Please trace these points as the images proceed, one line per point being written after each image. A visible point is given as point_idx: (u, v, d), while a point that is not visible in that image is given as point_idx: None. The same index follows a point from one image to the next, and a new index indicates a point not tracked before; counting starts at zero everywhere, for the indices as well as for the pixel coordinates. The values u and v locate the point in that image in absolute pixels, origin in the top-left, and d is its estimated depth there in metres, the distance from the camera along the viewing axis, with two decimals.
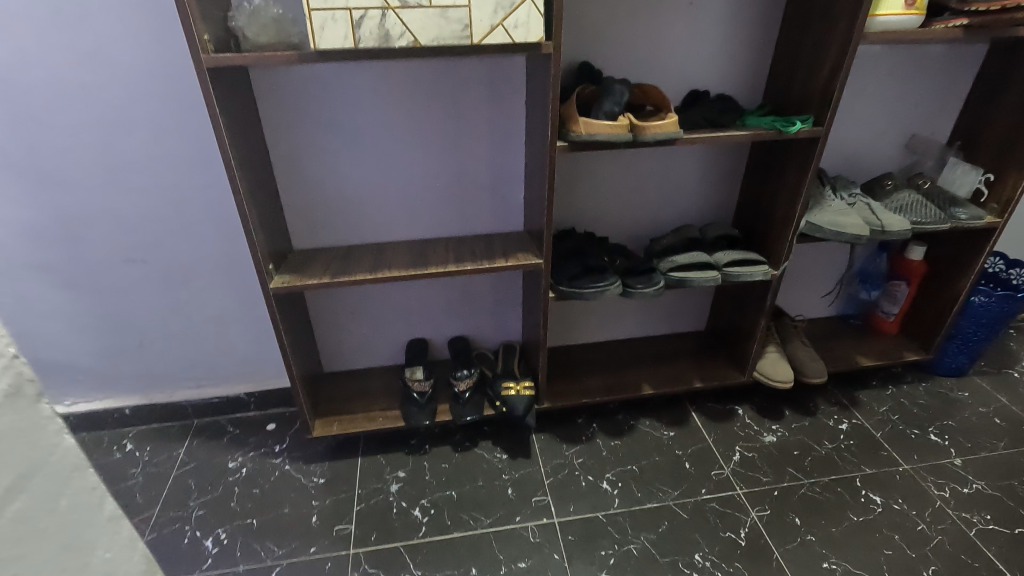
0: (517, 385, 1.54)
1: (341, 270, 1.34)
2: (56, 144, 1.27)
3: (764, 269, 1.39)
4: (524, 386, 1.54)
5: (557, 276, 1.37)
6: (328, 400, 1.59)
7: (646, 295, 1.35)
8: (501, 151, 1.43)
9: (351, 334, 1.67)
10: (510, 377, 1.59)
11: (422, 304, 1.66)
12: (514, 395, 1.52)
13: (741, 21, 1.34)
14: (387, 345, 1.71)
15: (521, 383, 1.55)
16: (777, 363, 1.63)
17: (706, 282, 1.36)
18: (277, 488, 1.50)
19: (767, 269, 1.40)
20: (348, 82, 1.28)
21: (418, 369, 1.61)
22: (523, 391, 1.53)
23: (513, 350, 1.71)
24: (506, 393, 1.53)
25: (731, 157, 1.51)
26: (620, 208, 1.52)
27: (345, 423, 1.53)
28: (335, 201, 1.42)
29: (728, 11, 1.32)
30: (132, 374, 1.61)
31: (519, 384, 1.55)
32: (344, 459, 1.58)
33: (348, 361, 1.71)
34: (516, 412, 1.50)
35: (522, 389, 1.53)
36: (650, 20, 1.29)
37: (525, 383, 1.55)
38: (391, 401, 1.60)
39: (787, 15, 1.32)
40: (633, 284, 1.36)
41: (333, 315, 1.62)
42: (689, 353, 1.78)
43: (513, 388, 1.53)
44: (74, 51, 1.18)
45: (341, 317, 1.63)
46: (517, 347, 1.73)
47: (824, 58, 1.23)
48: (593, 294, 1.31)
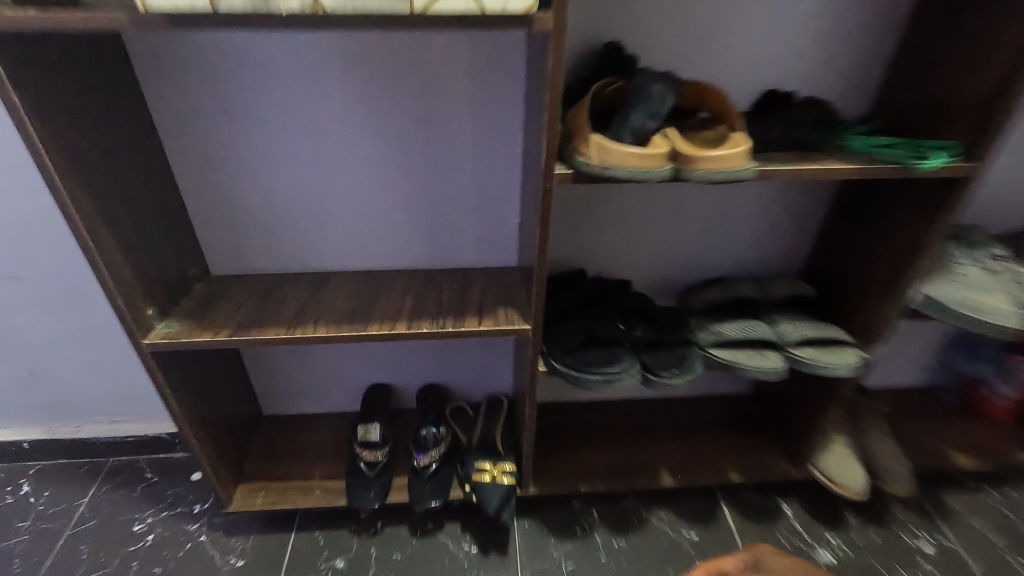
0: (492, 468, 1.19)
1: (255, 316, 0.97)
2: None
3: (853, 360, 0.96)
4: (501, 471, 1.18)
5: (546, 347, 0.98)
6: (259, 458, 1.27)
7: (674, 387, 0.94)
8: (489, 159, 1.03)
9: (294, 375, 1.32)
10: (486, 452, 1.24)
11: (385, 348, 1.30)
12: (488, 482, 1.17)
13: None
14: (341, 390, 1.36)
15: (499, 466, 1.19)
16: (846, 463, 1.23)
17: (763, 373, 0.95)
18: (184, 568, 1.19)
19: (857, 358, 0.97)
20: (269, 57, 0.90)
21: (373, 430, 1.27)
22: (500, 478, 1.17)
23: (498, 410, 1.34)
24: (477, 478, 1.18)
25: (813, 185, 1.07)
26: (650, 246, 1.11)
27: (271, 495, 1.20)
28: (260, 215, 1.06)
29: None
30: (28, 405, 1.32)
31: (495, 466, 1.20)
32: (273, 534, 1.26)
33: (292, 404, 1.37)
34: (488, 509, 1.15)
35: (498, 476, 1.18)
36: None
37: (503, 465, 1.19)
38: (337, 466, 1.26)
39: None
40: (652, 368, 0.95)
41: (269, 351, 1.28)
42: (725, 429, 1.38)
43: (488, 473, 1.18)
44: None
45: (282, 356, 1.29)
46: (503, 404, 1.36)
47: (994, 52, 0.77)
48: (598, 384, 0.91)
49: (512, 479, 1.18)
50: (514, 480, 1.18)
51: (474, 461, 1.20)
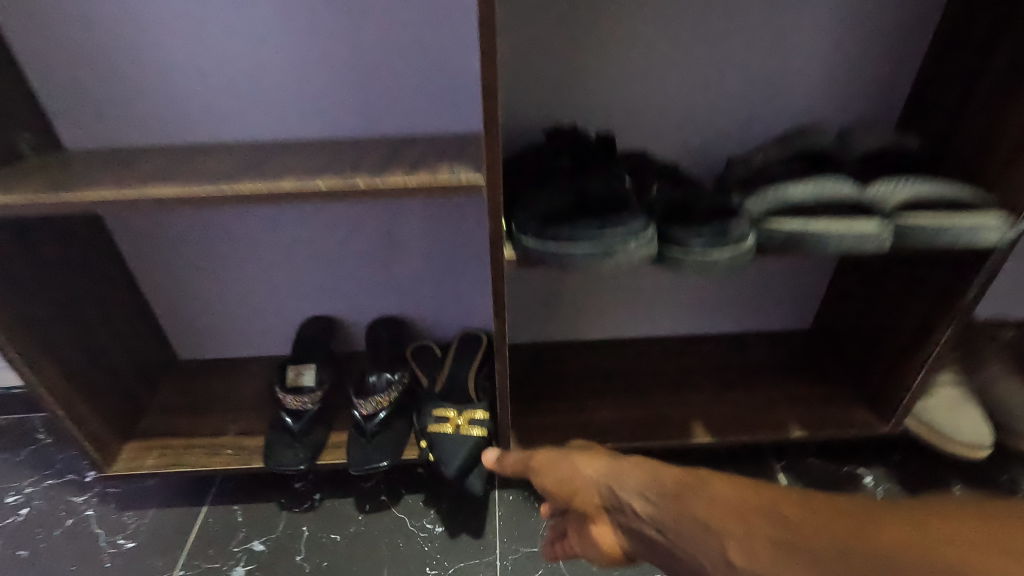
0: (456, 417, 0.88)
1: (82, 181, 0.66)
2: None
3: (988, 219, 0.61)
4: (468, 423, 0.87)
5: (518, 207, 0.65)
6: (161, 411, 0.98)
7: (714, 266, 0.61)
8: None
9: (205, 305, 1.00)
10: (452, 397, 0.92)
11: (321, 245, 0.94)
12: (449, 436, 0.86)
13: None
14: (270, 326, 1.04)
15: (465, 414, 0.87)
16: (957, 411, 0.88)
17: (844, 243, 0.62)
18: (57, 552, 0.91)
19: (998, 219, 0.62)
20: None
21: (306, 372, 0.97)
22: (466, 431, 0.86)
23: (476, 347, 1.01)
24: (435, 431, 0.87)
25: None
26: (672, 86, 0.77)
27: (167, 456, 0.91)
28: (114, 52, 0.76)
29: None
30: None
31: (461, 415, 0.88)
32: (178, 508, 0.97)
33: (211, 346, 1.06)
34: (446, 472, 0.84)
35: (463, 428, 0.86)
36: None
37: (472, 414, 0.87)
38: (259, 420, 0.96)
39: None
40: (681, 236, 0.61)
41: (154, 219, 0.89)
42: (779, 372, 1.03)
43: (450, 424, 0.87)
44: None
45: (173, 229, 0.91)
46: (483, 341, 1.02)
47: None
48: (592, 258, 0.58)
49: (482, 432, 0.87)
50: (486, 434, 0.87)
51: (432, 410, 0.89)
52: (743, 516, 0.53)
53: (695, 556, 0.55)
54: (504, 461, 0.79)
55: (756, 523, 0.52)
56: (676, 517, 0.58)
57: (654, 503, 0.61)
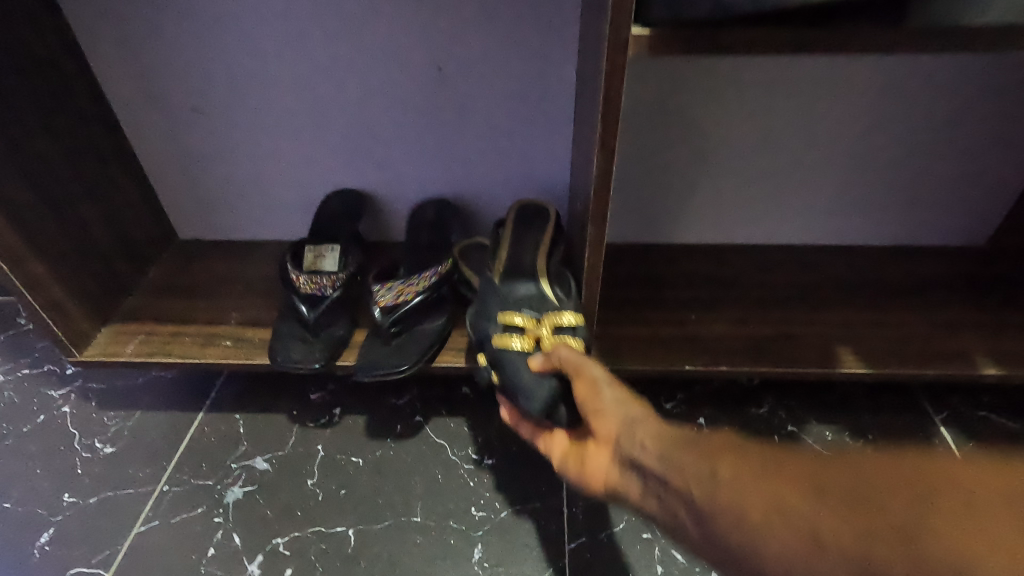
0: (529, 327, 0.60)
1: None
2: None
3: None
4: (554, 335, 0.59)
5: None
6: (153, 294, 0.79)
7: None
8: None
9: (206, 160, 0.81)
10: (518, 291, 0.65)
11: (354, 74, 0.71)
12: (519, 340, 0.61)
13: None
14: (287, 195, 0.83)
15: (549, 322, 0.60)
16: None
17: None
18: (23, 452, 0.74)
19: None
20: None
21: (329, 256, 0.76)
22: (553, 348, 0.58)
23: (541, 223, 0.72)
24: (507, 353, 0.59)
25: None
26: None
27: (151, 344, 0.72)
28: None
29: None
30: None
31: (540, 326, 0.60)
32: (169, 411, 0.78)
33: (217, 221, 0.87)
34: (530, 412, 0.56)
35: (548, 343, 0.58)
36: None
37: (557, 321, 0.60)
38: (267, 310, 0.76)
39: None
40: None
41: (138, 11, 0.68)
42: (951, 292, 0.76)
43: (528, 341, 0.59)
44: None
45: (161, 24, 0.69)
46: (547, 216, 0.73)
47: None
48: None
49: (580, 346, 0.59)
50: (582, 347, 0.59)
51: (499, 316, 0.62)
52: (745, 450, 0.45)
53: (687, 480, 0.45)
54: (550, 353, 0.55)
55: (749, 459, 0.44)
56: (687, 449, 0.46)
57: (665, 437, 0.48)
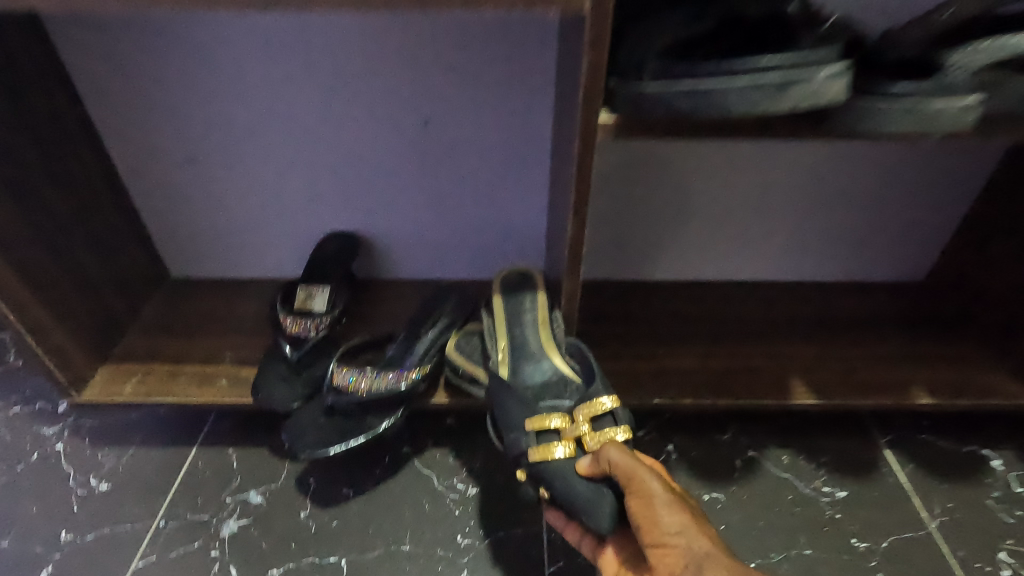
0: (565, 424, 0.61)
1: None
2: None
3: None
4: (593, 429, 0.60)
5: (627, 40, 0.45)
6: (147, 333, 0.82)
7: (933, 124, 0.42)
8: None
9: (199, 206, 0.84)
10: (533, 377, 0.69)
11: (343, 128, 0.76)
12: (520, 405, 0.63)
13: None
14: (277, 236, 0.87)
15: (584, 416, 0.61)
16: None
17: None
18: (17, 491, 0.76)
19: None
20: None
21: (318, 296, 0.80)
22: (598, 443, 0.59)
23: (530, 294, 0.75)
24: (552, 463, 0.59)
25: None
26: None
27: (147, 384, 0.75)
28: None
29: None
30: None
31: (575, 422, 0.61)
32: (162, 447, 0.81)
33: (209, 260, 0.90)
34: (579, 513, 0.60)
35: (590, 440, 0.60)
36: None
37: (592, 413, 0.61)
38: (260, 349, 0.80)
39: None
40: (879, 81, 0.44)
41: (139, 70, 0.72)
42: (892, 325, 0.83)
43: (569, 443, 0.60)
44: None
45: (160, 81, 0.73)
46: (532, 287, 0.76)
47: None
48: (759, 88, 0.39)
49: (626, 431, 0.60)
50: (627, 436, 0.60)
51: (528, 424, 0.61)
52: None
53: None
54: (599, 458, 0.56)
55: None
56: None
57: None
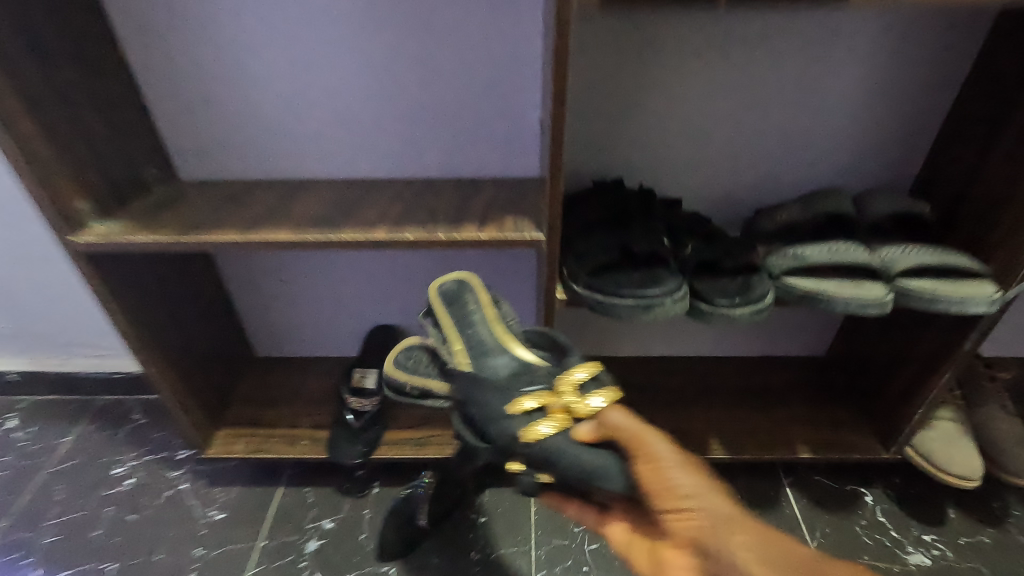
0: (552, 396, 0.63)
1: (207, 219, 0.79)
2: None
3: (962, 261, 0.73)
4: (580, 396, 0.62)
5: (569, 259, 0.76)
6: (245, 402, 1.13)
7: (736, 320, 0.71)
8: (502, 35, 0.82)
9: (283, 311, 1.15)
10: (500, 369, 0.67)
11: (389, 259, 1.07)
12: (498, 395, 0.64)
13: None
14: (337, 328, 1.18)
15: (572, 383, 0.63)
16: (955, 443, 0.96)
17: (869, 306, 0.70)
18: (159, 518, 1.07)
19: (972, 263, 0.73)
20: None
21: (370, 376, 1.09)
22: (586, 408, 0.61)
23: (472, 294, 0.75)
24: (545, 442, 0.59)
25: (932, 79, 0.80)
26: (718, 140, 0.85)
27: (252, 443, 1.05)
28: (224, 102, 0.88)
29: None
30: (13, 334, 1.22)
31: (561, 393, 0.63)
32: (258, 487, 1.12)
33: (285, 345, 1.22)
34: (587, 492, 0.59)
35: (579, 406, 0.61)
36: None
37: (581, 380, 0.63)
38: (329, 415, 1.10)
39: None
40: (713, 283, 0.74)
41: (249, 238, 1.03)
42: (793, 395, 1.12)
43: (560, 418, 0.61)
44: None
45: None
46: (468, 286, 0.77)
47: None
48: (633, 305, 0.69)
49: (614, 393, 0.62)
50: (612, 396, 0.62)
51: (510, 409, 0.62)
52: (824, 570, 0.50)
53: None
54: (608, 427, 0.59)
55: None
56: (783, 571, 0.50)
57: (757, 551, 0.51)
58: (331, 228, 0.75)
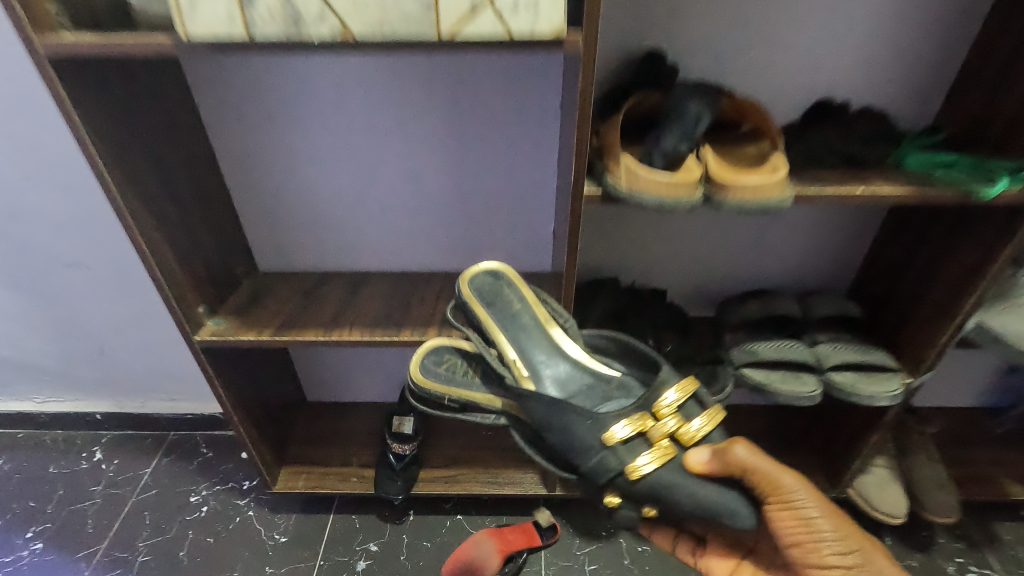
0: (655, 422, 0.74)
1: (293, 316, 1.01)
2: None
3: (881, 357, 0.95)
4: (682, 423, 0.74)
5: None
6: (302, 443, 1.35)
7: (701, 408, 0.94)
8: (530, 177, 1.00)
9: (333, 365, 1.38)
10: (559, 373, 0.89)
11: None
12: (584, 426, 0.75)
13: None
14: (378, 380, 1.40)
15: (672, 408, 0.74)
16: (887, 487, 1.18)
17: (800, 399, 0.92)
18: (233, 541, 1.29)
19: (887, 358, 0.96)
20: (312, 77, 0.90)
21: (407, 423, 1.28)
22: (691, 435, 0.73)
23: (517, 292, 0.91)
24: (657, 471, 0.72)
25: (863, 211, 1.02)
26: (697, 251, 1.06)
27: (311, 480, 1.27)
28: (300, 218, 1.07)
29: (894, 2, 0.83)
30: (100, 381, 1.44)
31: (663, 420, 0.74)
32: (313, 514, 1.34)
33: (332, 392, 1.44)
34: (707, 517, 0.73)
35: (684, 433, 0.73)
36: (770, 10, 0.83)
37: (679, 404, 0.74)
38: (374, 455, 1.32)
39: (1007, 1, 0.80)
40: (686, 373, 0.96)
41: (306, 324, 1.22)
42: (760, 441, 1.34)
43: (666, 445, 0.73)
44: None
45: None
46: (504, 281, 0.91)
47: None
48: None
49: (713, 416, 0.75)
50: (709, 420, 0.74)
51: (606, 439, 0.73)
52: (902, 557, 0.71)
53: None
54: (727, 462, 0.72)
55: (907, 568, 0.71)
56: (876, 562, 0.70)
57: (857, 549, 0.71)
58: (394, 329, 0.96)
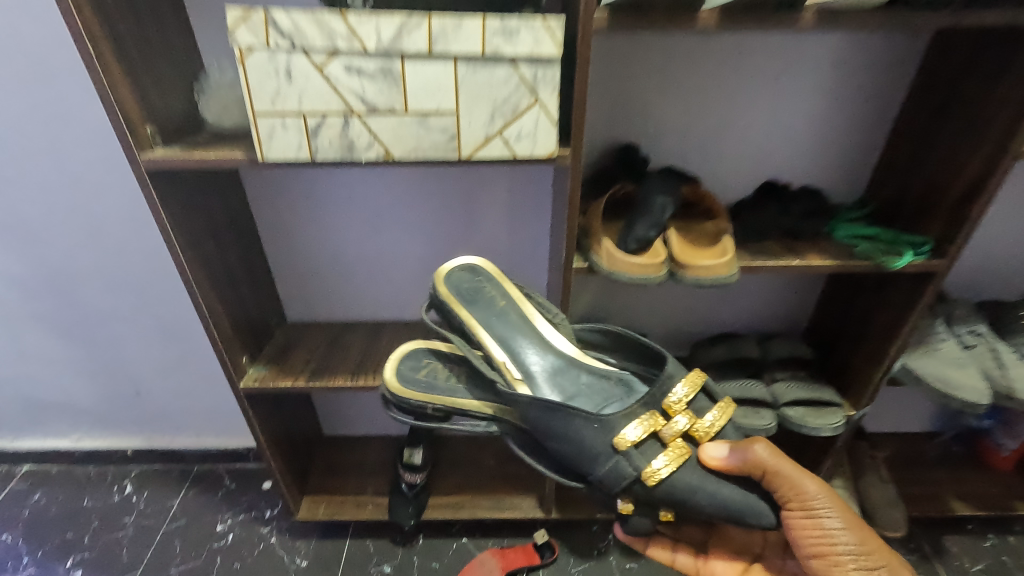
0: (670, 420, 0.83)
1: (323, 364, 1.16)
2: (44, 214, 1.17)
3: (829, 394, 1.12)
4: (693, 416, 0.84)
5: None
6: (320, 474, 1.48)
7: None
8: (527, 246, 1.17)
9: (348, 402, 1.52)
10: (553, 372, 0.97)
11: None
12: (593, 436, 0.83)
13: (844, 80, 1.00)
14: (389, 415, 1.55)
15: (682, 403, 0.83)
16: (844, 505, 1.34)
17: (756, 429, 1.06)
18: (258, 566, 1.41)
19: (836, 395, 1.12)
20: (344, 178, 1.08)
21: (417, 454, 1.39)
22: (702, 429, 0.83)
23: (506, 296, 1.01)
24: (676, 471, 0.82)
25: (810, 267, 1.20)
26: (671, 303, 1.23)
27: (330, 508, 1.40)
28: (325, 279, 1.23)
29: (823, 103, 1.02)
30: (132, 419, 1.57)
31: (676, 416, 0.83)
32: (330, 539, 1.46)
33: (347, 427, 1.59)
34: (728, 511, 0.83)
35: (696, 428, 0.83)
36: (723, 111, 1.02)
37: (689, 398, 0.83)
38: (386, 484, 1.46)
39: (910, 105, 0.99)
40: None
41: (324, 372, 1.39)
42: None
43: (679, 443, 0.83)
44: (55, 130, 1.06)
45: None
46: (488, 286, 1.02)
47: (949, 184, 0.91)
48: None
49: (724, 410, 0.85)
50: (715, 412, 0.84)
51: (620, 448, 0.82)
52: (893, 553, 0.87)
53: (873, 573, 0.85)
54: (750, 462, 0.83)
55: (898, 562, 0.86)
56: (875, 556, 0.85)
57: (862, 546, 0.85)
58: None
